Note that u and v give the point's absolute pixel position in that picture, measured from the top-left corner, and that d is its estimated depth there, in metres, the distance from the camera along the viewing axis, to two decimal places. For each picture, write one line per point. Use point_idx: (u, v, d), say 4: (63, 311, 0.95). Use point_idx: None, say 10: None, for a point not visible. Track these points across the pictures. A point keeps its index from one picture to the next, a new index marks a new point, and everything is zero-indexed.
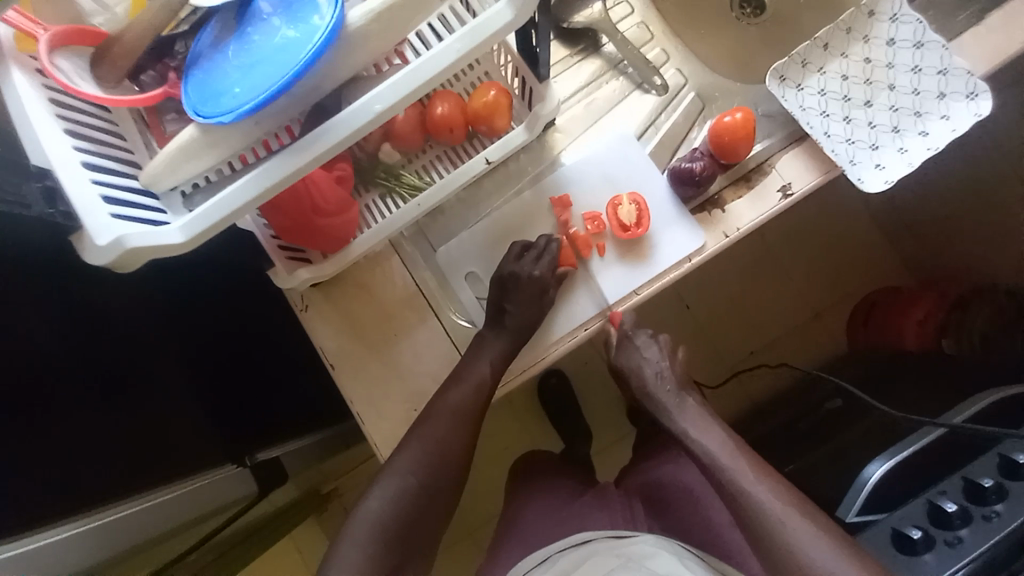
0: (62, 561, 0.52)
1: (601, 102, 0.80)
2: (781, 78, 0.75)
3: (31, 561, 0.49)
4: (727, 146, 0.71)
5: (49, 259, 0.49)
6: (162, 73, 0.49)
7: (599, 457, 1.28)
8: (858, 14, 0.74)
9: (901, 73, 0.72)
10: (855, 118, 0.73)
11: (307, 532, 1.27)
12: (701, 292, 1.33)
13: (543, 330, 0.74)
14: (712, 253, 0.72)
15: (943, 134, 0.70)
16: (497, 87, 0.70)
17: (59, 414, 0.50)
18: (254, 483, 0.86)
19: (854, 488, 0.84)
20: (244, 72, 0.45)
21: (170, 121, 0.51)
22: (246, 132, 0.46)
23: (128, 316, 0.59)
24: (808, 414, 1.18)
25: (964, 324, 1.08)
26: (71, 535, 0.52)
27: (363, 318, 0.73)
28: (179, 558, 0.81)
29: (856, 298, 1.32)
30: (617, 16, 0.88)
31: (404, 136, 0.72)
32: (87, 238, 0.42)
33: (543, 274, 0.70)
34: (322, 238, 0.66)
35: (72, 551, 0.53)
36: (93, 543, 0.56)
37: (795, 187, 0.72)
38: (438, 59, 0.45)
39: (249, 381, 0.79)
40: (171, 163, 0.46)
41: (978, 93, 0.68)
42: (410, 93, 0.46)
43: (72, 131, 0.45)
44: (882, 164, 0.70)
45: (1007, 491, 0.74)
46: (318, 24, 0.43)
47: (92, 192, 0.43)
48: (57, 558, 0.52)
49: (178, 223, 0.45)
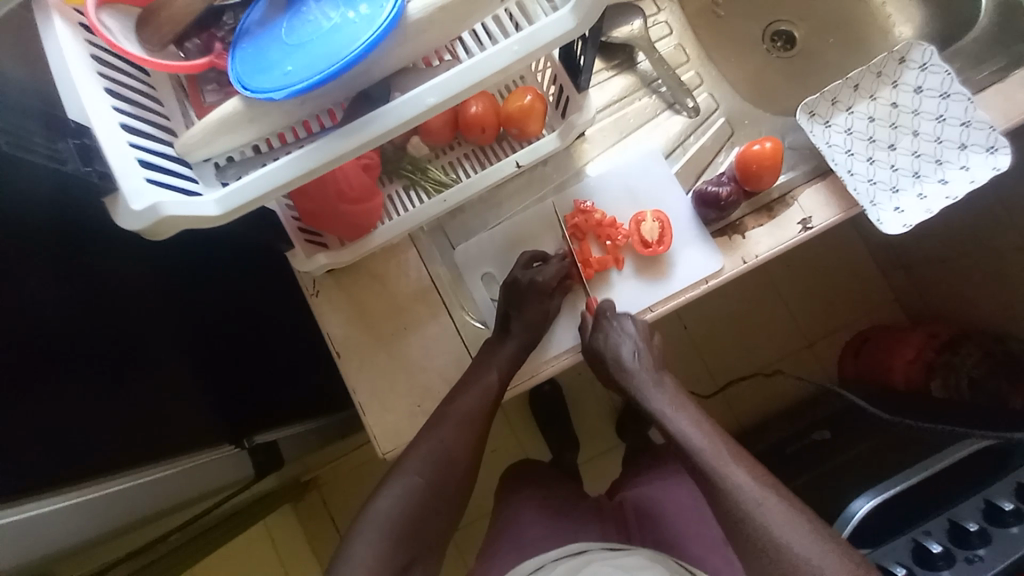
0: (62, 531, 0.49)
1: (631, 118, 0.81)
2: (811, 113, 0.76)
3: (40, 527, 0.47)
4: (752, 174, 0.71)
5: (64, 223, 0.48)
6: (207, 43, 0.48)
7: (586, 469, 1.28)
8: (890, 59, 0.76)
9: (926, 120, 0.74)
10: (878, 159, 0.74)
11: (286, 521, 1.25)
12: (702, 314, 1.34)
13: (541, 344, 0.74)
14: (728, 278, 0.73)
15: (961, 184, 0.71)
16: (533, 93, 0.69)
17: (64, 387, 0.49)
18: (248, 468, 0.79)
19: (841, 520, 0.85)
20: (294, 52, 0.44)
21: (209, 92, 0.50)
22: (289, 111, 0.45)
23: (136, 289, 0.58)
24: (795, 442, 1.20)
25: (953, 365, 1.11)
26: (85, 500, 0.50)
27: (375, 309, 0.72)
28: (160, 537, 0.78)
29: (849, 334, 1.35)
30: (655, 35, 0.88)
31: (436, 132, 0.72)
32: (120, 201, 0.41)
33: (547, 282, 0.70)
34: (346, 224, 0.66)
35: (83, 518, 0.51)
36: (105, 512, 0.54)
37: (814, 221, 0.73)
38: (494, 59, 0.44)
39: (247, 364, 0.77)
40: (210, 134, 0.45)
41: (998, 147, 0.70)
42: (463, 91, 0.45)
43: (112, 91, 0.44)
44: (901, 208, 0.72)
45: (990, 535, 0.76)
46: (377, 14, 0.42)
47: (128, 154, 0.42)
48: (70, 523, 0.50)
49: (213, 195, 0.43)
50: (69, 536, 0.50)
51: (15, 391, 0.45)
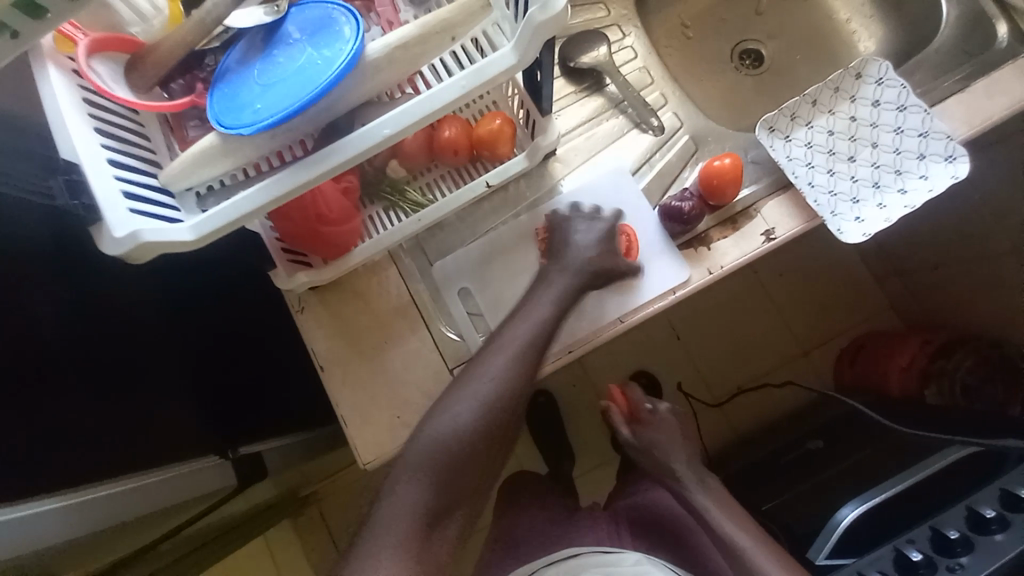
0: (49, 532, 0.53)
1: (601, 137, 0.84)
2: (770, 128, 0.79)
3: (30, 527, 0.51)
4: (715, 188, 0.74)
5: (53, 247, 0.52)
6: (190, 83, 0.54)
7: (582, 481, 1.29)
8: (846, 75, 0.79)
9: (885, 132, 0.77)
10: (838, 171, 0.77)
11: (283, 536, 1.27)
12: (691, 324, 1.36)
13: None
14: (695, 288, 0.76)
15: (921, 193, 0.73)
16: (502, 117, 0.74)
17: (60, 403, 0.52)
18: (232, 477, 0.85)
19: (827, 529, 0.85)
20: (265, 90, 0.48)
21: (192, 127, 0.55)
22: (261, 145, 0.50)
23: (129, 309, 0.62)
24: (789, 452, 1.20)
25: (946, 370, 1.12)
26: (70, 505, 0.55)
27: (357, 325, 0.75)
28: (149, 546, 0.83)
29: (844, 341, 1.35)
30: (620, 59, 0.93)
31: (412, 155, 0.76)
32: (105, 230, 0.45)
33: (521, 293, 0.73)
34: (327, 244, 0.70)
35: (69, 520, 0.55)
36: (90, 516, 0.58)
37: (778, 231, 0.76)
38: (444, 93, 0.48)
39: (236, 379, 0.80)
40: (189, 166, 0.50)
41: (956, 156, 0.73)
42: (418, 122, 0.49)
43: (101, 130, 0.48)
44: (862, 217, 0.74)
45: (973, 543, 0.76)
46: (339, 55, 0.47)
47: (114, 188, 0.46)
48: (55, 525, 0.54)
49: (189, 222, 0.48)
50: (48, 538, 0.54)
51: (12, 407, 0.48)
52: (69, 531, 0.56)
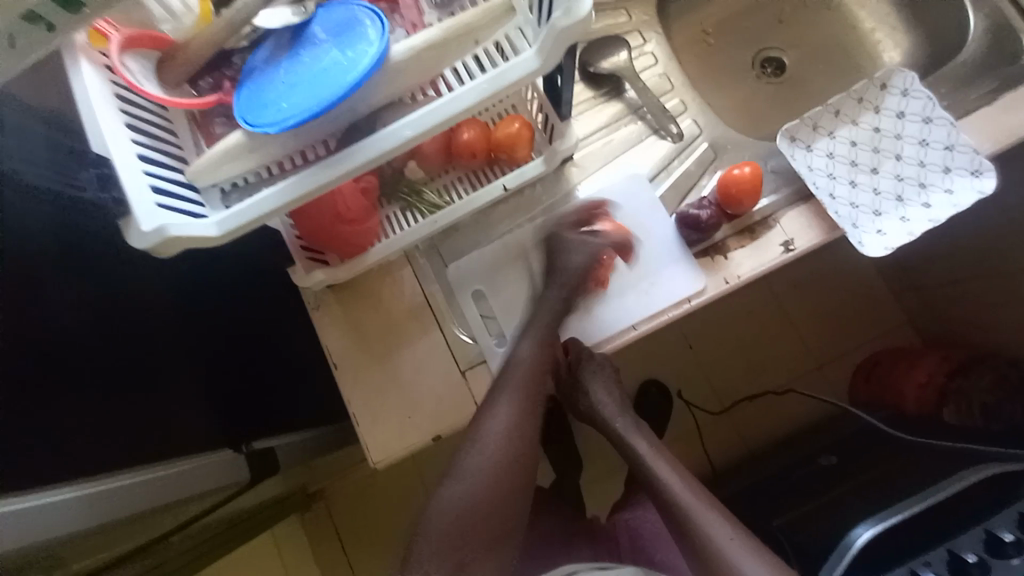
0: (70, 519, 0.54)
1: (619, 143, 0.84)
2: (791, 137, 0.78)
3: (51, 513, 0.52)
4: (733, 198, 0.74)
5: (78, 239, 0.53)
6: (217, 81, 0.54)
7: (588, 488, 1.28)
8: (870, 86, 0.78)
9: (908, 144, 0.76)
10: (860, 182, 0.75)
11: (290, 530, 1.28)
12: (703, 333, 1.34)
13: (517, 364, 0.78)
14: (711, 296, 0.74)
15: (945, 207, 0.72)
16: (521, 121, 0.74)
17: (78, 392, 0.54)
18: (246, 470, 0.86)
19: (839, 548, 0.83)
20: (290, 90, 0.49)
21: (218, 124, 0.56)
22: (286, 143, 0.50)
23: (147, 302, 0.63)
24: (800, 468, 1.18)
25: (964, 390, 1.09)
26: (88, 493, 0.55)
27: (370, 323, 0.76)
28: (162, 537, 0.83)
29: (860, 356, 1.33)
30: (640, 65, 0.92)
31: (429, 157, 0.76)
32: (133, 223, 0.45)
33: None
34: (344, 243, 0.70)
35: (90, 509, 0.56)
36: (111, 504, 0.59)
37: (797, 243, 0.75)
38: (465, 97, 0.49)
39: (250, 374, 0.81)
40: (214, 163, 0.51)
41: (983, 171, 0.71)
42: (439, 125, 0.50)
43: (131, 124, 0.50)
44: (883, 230, 0.73)
45: (990, 567, 0.73)
46: (364, 57, 0.48)
47: (142, 182, 0.47)
48: (76, 512, 0.55)
49: (215, 218, 0.49)
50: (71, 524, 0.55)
51: (31, 396, 0.49)
52: (89, 519, 0.57)
